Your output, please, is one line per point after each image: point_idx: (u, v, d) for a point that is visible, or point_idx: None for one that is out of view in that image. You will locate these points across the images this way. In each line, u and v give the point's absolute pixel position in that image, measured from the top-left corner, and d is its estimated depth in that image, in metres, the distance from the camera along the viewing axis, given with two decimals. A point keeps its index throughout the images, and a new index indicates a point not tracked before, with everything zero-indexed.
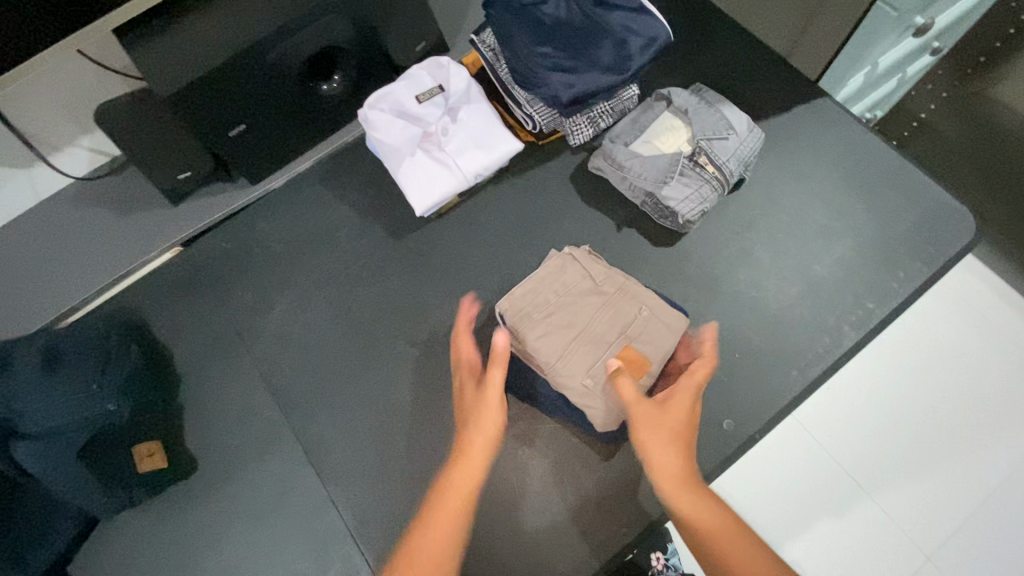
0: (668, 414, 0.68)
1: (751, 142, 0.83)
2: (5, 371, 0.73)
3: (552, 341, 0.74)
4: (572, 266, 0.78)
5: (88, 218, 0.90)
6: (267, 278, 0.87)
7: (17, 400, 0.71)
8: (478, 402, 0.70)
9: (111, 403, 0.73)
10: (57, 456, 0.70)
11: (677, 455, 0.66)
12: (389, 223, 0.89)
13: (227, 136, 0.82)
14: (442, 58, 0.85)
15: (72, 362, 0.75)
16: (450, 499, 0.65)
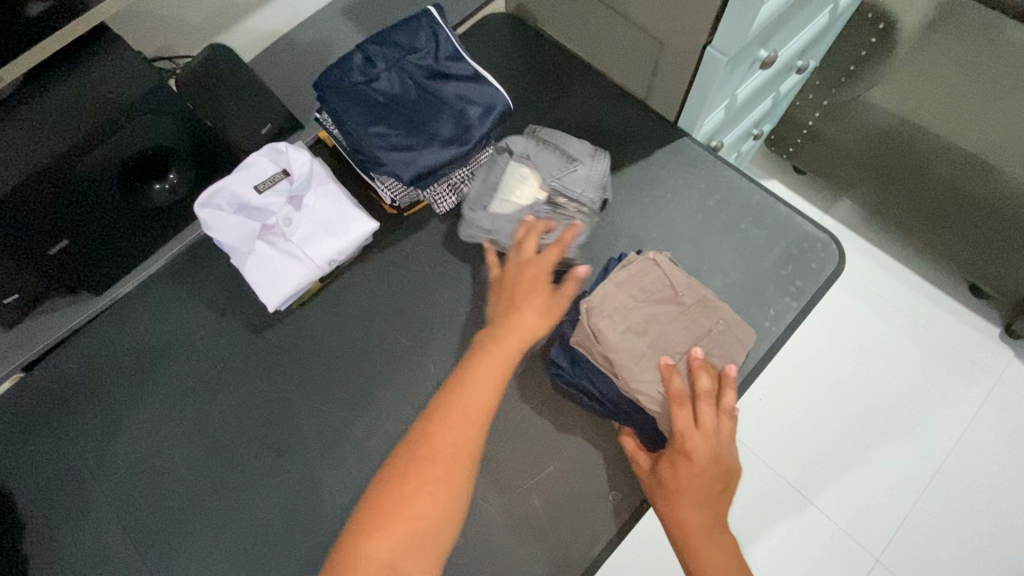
0: (681, 470, 0.66)
1: (599, 166, 0.86)
2: None
3: (629, 349, 0.71)
4: (655, 271, 0.75)
5: None
6: (116, 398, 0.80)
7: None
8: (538, 289, 0.73)
9: None
10: None
11: (688, 522, 0.65)
12: (248, 319, 0.83)
13: (47, 254, 0.76)
14: (281, 142, 0.80)
15: None
16: (496, 359, 0.69)
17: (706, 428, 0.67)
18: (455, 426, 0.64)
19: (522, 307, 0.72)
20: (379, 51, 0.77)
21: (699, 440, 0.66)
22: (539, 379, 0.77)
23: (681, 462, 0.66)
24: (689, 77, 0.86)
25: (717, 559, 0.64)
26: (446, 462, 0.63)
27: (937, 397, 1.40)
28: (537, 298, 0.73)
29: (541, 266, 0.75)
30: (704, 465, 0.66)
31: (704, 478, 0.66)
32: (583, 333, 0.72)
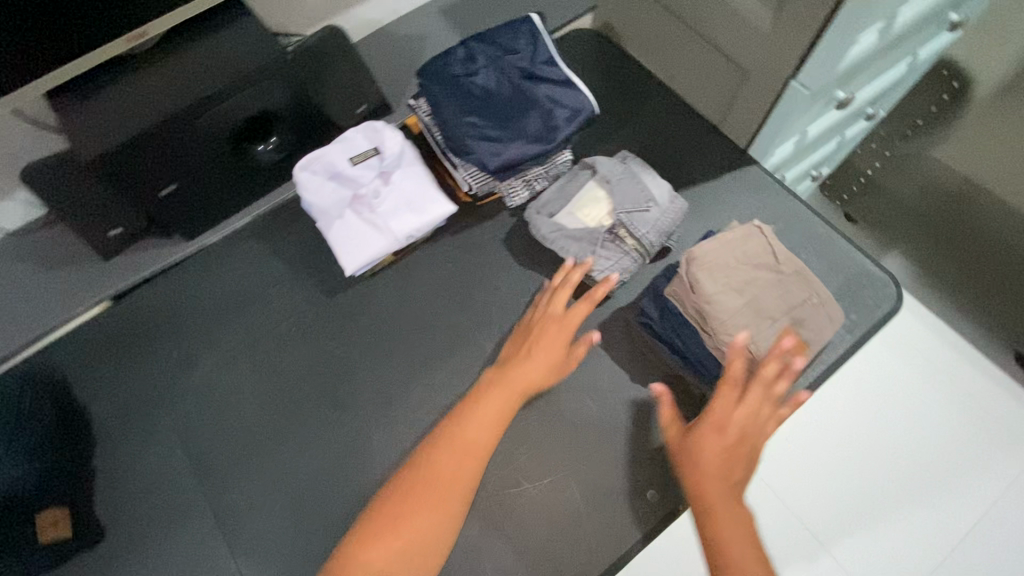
0: (711, 435, 0.69)
1: (673, 212, 0.83)
2: None
3: (727, 302, 0.72)
4: (756, 237, 0.77)
5: (17, 274, 0.89)
6: (193, 336, 0.86)
7: None
8: (557, 347, 0.77)
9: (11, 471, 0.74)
10: None
11: (707, 492, 0.67)
12: (322, 281, 0.89)
13: (157, 196, 0.82)
14: (378, 122, 0.87)
15: None
16: (500, 398, 0.74)
17: (749, 406, 0.70)
18: (449, 462, 0.69)
19: (535, 360, 0.76)
20: (482, 48, 0.83)
21: (736, 414, 0.69)
22: (590, 375, 0.81)
23: (710, 429, 0.70)
24: (767, 107, 0.89)
25: (737, 532, 0.64)
26: (447, 485, 0.68)
27: (981, 461, 1.32)
28: (552, 355, 0.77)
29: (567, 321, 0.78)
30: (733, 437, 0.69)
31: (735, 450, 0.68)
32: (682, 282, 0.75)
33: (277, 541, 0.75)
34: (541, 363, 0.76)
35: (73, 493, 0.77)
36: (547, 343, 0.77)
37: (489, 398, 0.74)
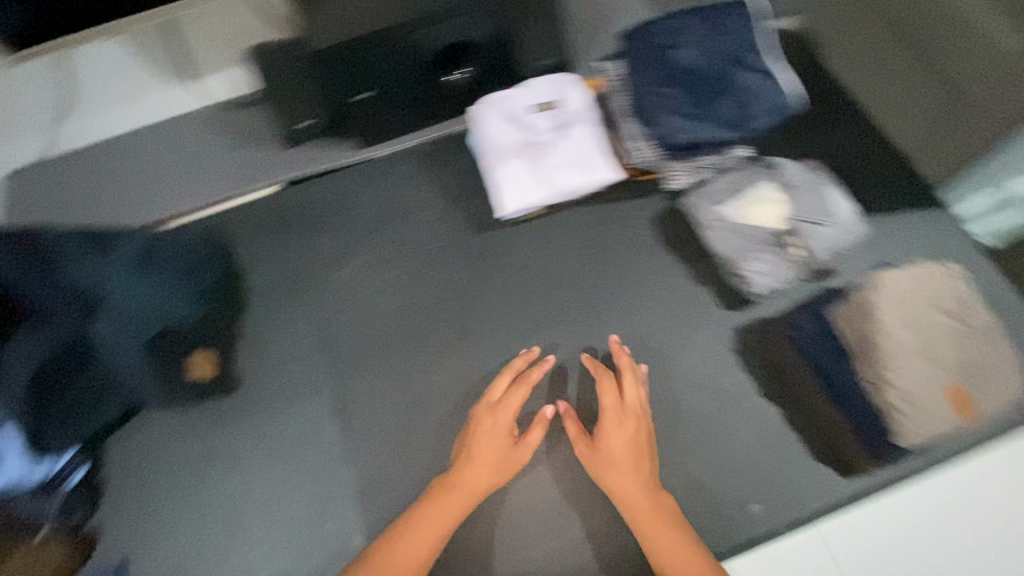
0: (620, 448, 0.72)
1: (846, 236, 0.81)
2: (100, 250, 0.78)
3: (901, 337, 0.74)
4: (948, 282, 0.76)
5: (213, 141, 0.98)
6: (346, 237, 0.93)
7: (106, 287, 0.77)
8: (495, 438, 0.74)
9: (180, 310, 0.83)
10: (128, 341, 0.78)
11: (619, 487, 0.70)
12: (470, 217, 0.92)
13: (351, 99, 0.90)
14: (564, 76, 0.87)
15: (161, 262, 0.82)
16: (454, 496, 0.72)
17: (613, 412, 0.74)
18: (411, 534, 0.69)
19: (470, 461, 0.73)
20: (694, 22, 0.83)
21: (614, 428, 0.74)
22: (712, 374, 0.80)
23: (612, 432, 0.73)
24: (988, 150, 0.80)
25: (657, 514, 0.69)
26: (413, 559, 0.68)
27: None
28: (494, 449, 0.74)
29: (506, 416, 0.76)
30: (629, 448, 0.72)
31: (622, 454, 0.72)
32: (856, 307, 0.77)
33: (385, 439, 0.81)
34: (480, 451, 0.74)
35: (220, 344, 0.86)
36: (485, 440, 0.74)
37: (434, 503, 0.71)
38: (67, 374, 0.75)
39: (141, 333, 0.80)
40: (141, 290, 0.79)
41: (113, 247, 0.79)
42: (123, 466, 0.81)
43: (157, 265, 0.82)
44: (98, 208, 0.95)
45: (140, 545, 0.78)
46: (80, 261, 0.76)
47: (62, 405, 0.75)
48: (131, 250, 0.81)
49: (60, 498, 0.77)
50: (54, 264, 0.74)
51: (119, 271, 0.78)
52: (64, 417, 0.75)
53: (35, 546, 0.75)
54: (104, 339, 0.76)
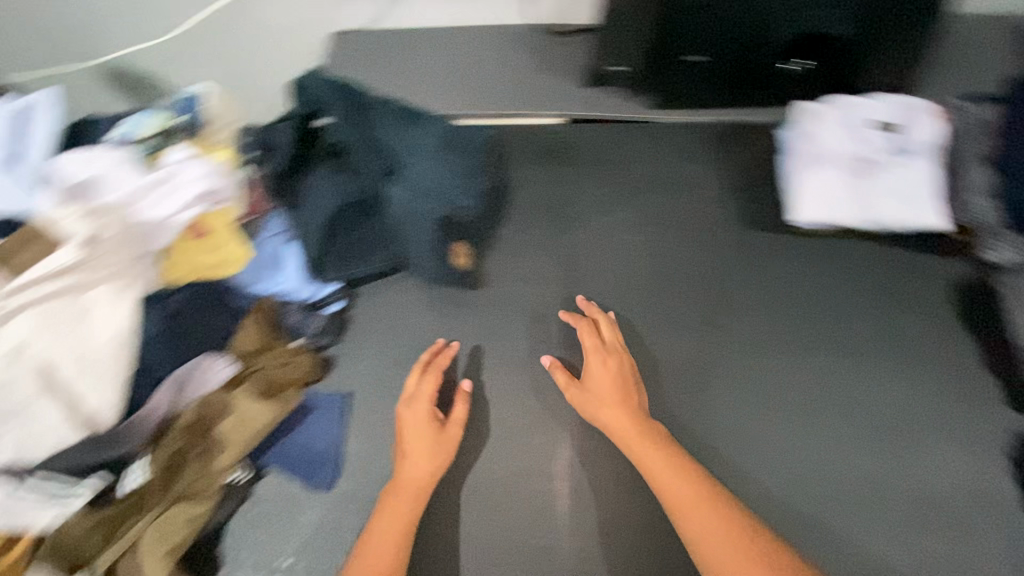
0: (604, 382, 0.76)
1: None
2: (415, 123, 0.89)
3: None
4: None
5: (521, 58, 1.02)
6: (618, 186, 0.93)
7: (411, 157, 0.87)
8: (430, 439, 0.76)
9: (466, 201, 0.87)
10: (419, 212, 0.84)
11: (616, 427, 0.73)
12: (749, 211, 0.89)
13: (680, 59, 0.87)
14: (917, 103, 0.82)
15: (460, 150, 0.90)
16: (404, 496, 0.73)
17: (596, 352, 0.78)
18: (379, 534, 0.71)
19: (412, 457, 0.75)
20: None
21: (597, 363, 0.78)
22: (973, 467, 0.73)
23: (598, 372, 0.77)
24: None
25: (669, 472, 0.69)
26: (396, 538, 0.70)
27: None
28: (425, 443, 0.76)
29: (411, 411, 0.78)
30: (607, 378, 0.76)
31: (609, 391, 0.75)
32: None
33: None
34: (418, 449, 0.76)
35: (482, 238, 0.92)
36: (414, 434, 0.77)
37: (393, 501, 0.73)
38: (364, 216, 0.88)
39: (432, 206, 0.84)
40: (439, 168, 0.86)
41: (422, 125, 0.89)
42: (369, 316, 0.89)
43: (456, 151, 0.88)
44: (405, 82, 1.02)
45: (367, 389, 0.85)
46: (407, 135, 0.88)
47: (350, 243, 0.87)
48: (439, 132, 0.88)
49: (321, 318, 0.86)
50: (374, 124, 0.89)
51: (424, 145, 0.87)
52: (348, 255, 0.87)
53: (293, 351, 0.82)
54: (398, 197, 0.84)
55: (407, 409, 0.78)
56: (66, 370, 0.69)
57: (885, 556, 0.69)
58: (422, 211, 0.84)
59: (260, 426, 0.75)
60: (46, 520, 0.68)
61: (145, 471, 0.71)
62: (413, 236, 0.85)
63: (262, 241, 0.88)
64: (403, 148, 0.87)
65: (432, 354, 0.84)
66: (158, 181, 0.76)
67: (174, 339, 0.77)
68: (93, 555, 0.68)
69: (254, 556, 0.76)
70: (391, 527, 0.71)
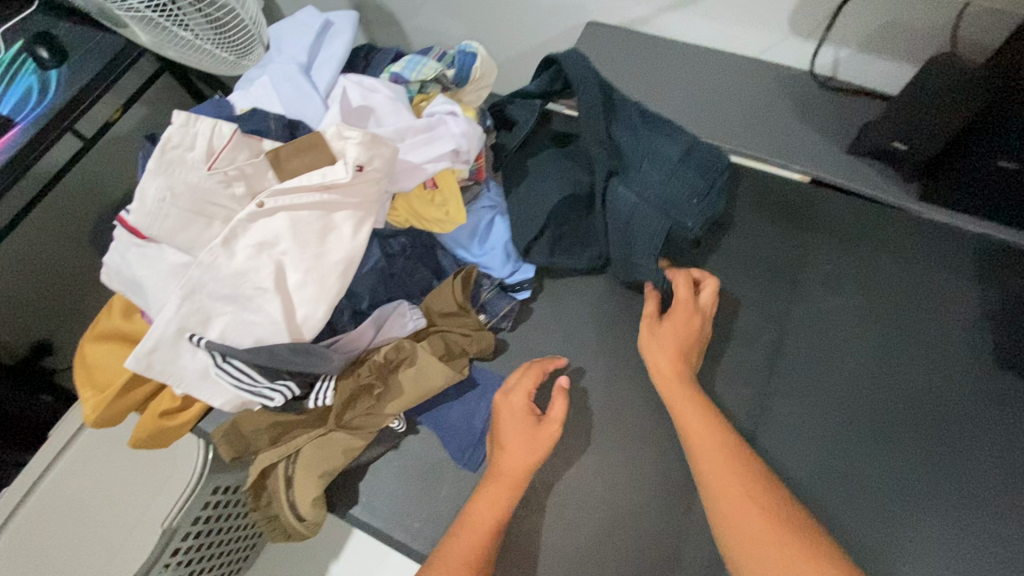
0: (670, 342, 0.76)
1: None
2: (659, 130, 0.84)
3: None
4: None
5: (780, 104, 0.96)
6: (850, 269, 0.86)
7: (651, 165, 0.82)
8: (527, 436, 0.73)
9: (693, 223, 0.80)
10: (647, 222, 0.79)
11: (671, 392, 0.73)
12: (1001, 348, 0.78)
13: (986, 160, 0.77)
14: None
15: (703, 167, 0.81)
16: (494, 485, 0.70)
17: (680, 313, 0.78)
18: (464, 527, 0.68)
19: (501, 446, 0.73)
20: None
21: (672, 326, 0.77)
22: None
23: (669, 335, 0.77)
24: None
25: (714, 454, 0.66)
26: (477, 533, 0.67)
27: None
28: (516, 429, 0.74)
29: (516, 398, 0.76)
30: (679, 341, 0.76)
31: (675, 352, 0.76)
32: None
33: (788, 484, 0.73)
34: (514, 442, 0.73)
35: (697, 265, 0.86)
36: (510, 428, 0.74)
37: (483, 492, 0.70)
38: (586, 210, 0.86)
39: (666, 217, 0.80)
40: (681, 181, 0.81)
41: (668, 134, 0.83)
42: (552, 313, 0.88)
43: (696, 165, 0.81)
44: (649, 99, 1.00)
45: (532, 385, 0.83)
46: (651, 138, 0.83)
47: (570, 233, 0.85)
48: (682, 142, 0.82)
49: (508, 302, 0.86)
50: (619, 121, 0.84)
51: (665, 150, 0.82)
52: (562, 246, 0.85)
53: (477, 324, 0.82)
54: (632, 198, 0.80)
55: (506, 400, 0.76)
56: (295, 278, 0.72)
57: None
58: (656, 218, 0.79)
59: (434, 387, 0.74)
60: (219, 403, 0.74)
61: (329, 393, 0.72)
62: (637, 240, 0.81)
63: (475, 209, 0.88)
64: (644, 151, 0.83)
65: (551, 360, 0.81)
66: (423, 129, 0.77)
67: (384, 278, 0.79)
68: (260, 449, 0.74)
69: (387, 509, 0.76)
70: (482, 514, 0.68)
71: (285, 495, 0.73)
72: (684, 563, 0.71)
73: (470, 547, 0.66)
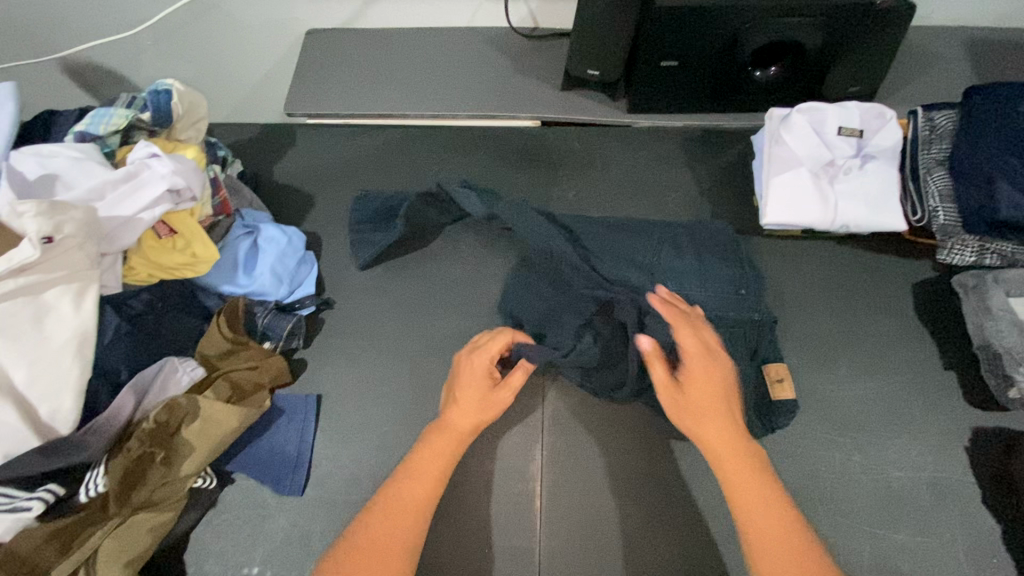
0: (703, 399, 0.66)
1: None
2: (696, 262, 0.83)
3: None
4: None
5: (496, 61, 1.03)
6: (594, 188, 0.96)
7: (672, 282, 0.82)
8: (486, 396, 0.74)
9: (757, 312, 0.80)
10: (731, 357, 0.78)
11: (715, 437, 0.64)
12: (718, 215, 0.93)
13: (656, 64, 0.88)
14: (886, 110, 0.85)
15: (735, 273, 0.82)
16: (443, 438, 0.70)
17: (699, 356, 0.69)
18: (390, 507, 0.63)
19: (458, 399, 0.74)
20: None
21: (695, 364, 0.68)
22: (937, 460, 0.75)
23: (705, 379, 0.68)
24: None
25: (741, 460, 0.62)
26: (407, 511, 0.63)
27: None
28: (472, 392, 0.74)
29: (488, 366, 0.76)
30: (707, 381, 0.67)
31: (710, 399, 0.66)
32: None
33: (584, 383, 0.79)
34: (469, 398, 0.73)
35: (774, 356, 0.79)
36: (468, 389, 0.74)
37: (428, 447, 0.69)
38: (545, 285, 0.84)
39: (740, 342, 0.78)
40: (713, 283, 0.81)
41: (660, 243, 0.85)
42: (343, 315, 0.89)
43: (687, 249, 0.84)
44: (380, 87, 1.02)
45: (338, 390, 0.83)
46: (670, 259, 0.84)
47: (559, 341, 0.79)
48: (654, 232, 0.87)
49: (288, 320, 0.83)
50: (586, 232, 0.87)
51: (682, 264, 0.83)
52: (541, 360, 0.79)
53: (262, 352, 0.80)
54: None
55: (477, 360, 0.76)
56: (21, 375, 0.64)
57: (861, 554, 0.71)
58: (714, 336, 0.78)
59: (228, 431, 0.72)
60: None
61: (100, 478, 0.67)
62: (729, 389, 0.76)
63: (228, 242, 0.86)
64: (667, 273, 0.83)
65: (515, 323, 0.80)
66: (123, 178, 0.73)
67: (138, 341, 0.75)
68: (52, 566, 0.65)
69: (219, 567, 0.74)
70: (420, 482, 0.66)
71: None
72: (514, 496, 0.76)
73: (417, 493, 0.65)
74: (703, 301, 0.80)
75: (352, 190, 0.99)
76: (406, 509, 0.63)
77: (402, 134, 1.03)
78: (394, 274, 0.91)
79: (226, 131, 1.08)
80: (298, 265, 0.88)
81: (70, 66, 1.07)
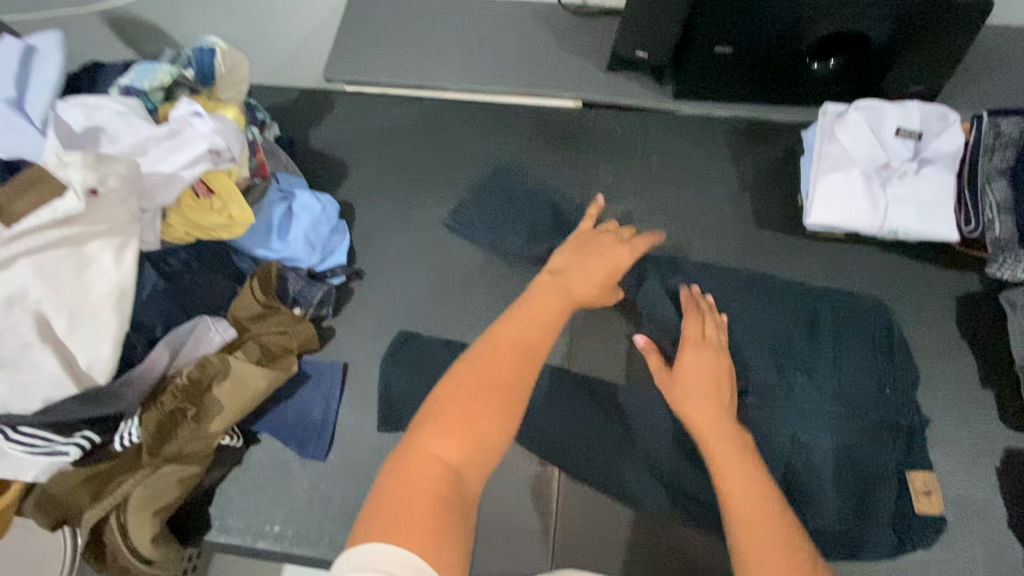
0: (688, 380, 0.69)
1: None
2: (837, 354, 0.78)
3: None
4: None
5: (541, 36, 1.00)
6: (634, 175, 0.93)
7: (805, 373, 0.77)
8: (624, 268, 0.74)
9: (905, 418, 0.75)
10: (863, 457, 0.73)
11: (696, 415, 0.65)
12: (760, 209, 0.90)
13: (710, 50, 0.85)
14: (950, 112, 0.81)
15: (885, 371, 0.77)
16: (556, 300, 0.63)
17: (693, 346, 0.72)
18: (482, 390, 0.52)
19: (588, 268, 0.71)
20: None
21: (691, 353, 0.71)
22: (962, 476, 0.74)
23: (690, 359, 0.71)
24: None
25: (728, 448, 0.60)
26: (514, 387, 0.53)
27: None
28: (612, 270, 0.72)
29: (628, 253, 0.75)
30: (704, 371, 0.69)
31: (698, 383, 0.68)
32: None
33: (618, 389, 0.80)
34: (597, 261, 0.72)
35: (920, 463, 0.73)
36: (599, 263, 0.72)
37: (540, 299, 0.63)
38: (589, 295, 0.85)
39: (886, 449, 0.73)
40: (855, 376, 0.76)
41: (792, 324, 0.80)
42: (375, 286, 0.89)
43: (826, 336, 0.79)
44: (423, 57, 1.00)
45: (365, 360, 0.84)
46: (804, 345, 0.79)
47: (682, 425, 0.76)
48: (791, 307, 0.81)
49: (320, 288, 0.85)
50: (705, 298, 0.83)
51: (816, 353, 0.78)
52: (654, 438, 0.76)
53: (293, 318, 0.80)
54: (823, 442, 0.74)
55: (622, 252, 0.74)
56: (63, 323, 0.65)
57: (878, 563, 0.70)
58: (851, 439, 0.74)
59: (258, 392, 0.73)
60: (32, 476, 0.66)
61: (134, 429, 0.69)
62: (874, 500, 0.71)
63: (263, 206, 0.86)
64: (799, 364, 0.77)
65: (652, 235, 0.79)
66: (167, 135, 0.73)
67: (173, 299, 0.76)
68: (83, 508, 0.69)
69: (243, 522, 0.76)
70: (513, 347, 0.56)
71: (123, 544, 0.68)
72: (534, 478, 0.76)
73: (535, 340, 0.58)
74: (785, 355, 0.78)
75: (386, 159, 0.98)
76: (515, 360, 0.55)
77: (442, 106, 1.01)
78: (424, 248, 0.91)
79: (265, 94, 1.08)
80: (331, 234, 0.88)
81: (113, 17, 1.07)
